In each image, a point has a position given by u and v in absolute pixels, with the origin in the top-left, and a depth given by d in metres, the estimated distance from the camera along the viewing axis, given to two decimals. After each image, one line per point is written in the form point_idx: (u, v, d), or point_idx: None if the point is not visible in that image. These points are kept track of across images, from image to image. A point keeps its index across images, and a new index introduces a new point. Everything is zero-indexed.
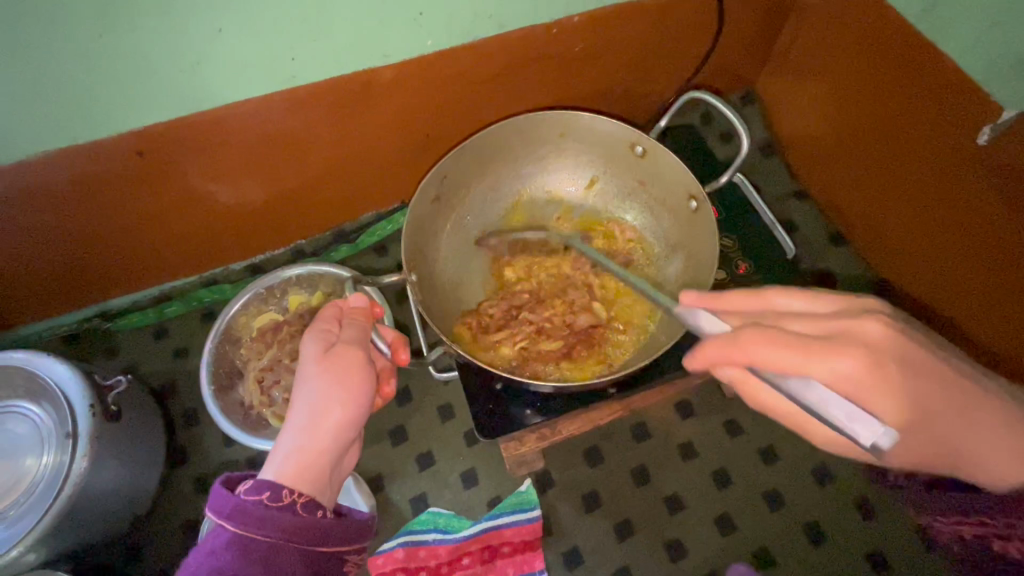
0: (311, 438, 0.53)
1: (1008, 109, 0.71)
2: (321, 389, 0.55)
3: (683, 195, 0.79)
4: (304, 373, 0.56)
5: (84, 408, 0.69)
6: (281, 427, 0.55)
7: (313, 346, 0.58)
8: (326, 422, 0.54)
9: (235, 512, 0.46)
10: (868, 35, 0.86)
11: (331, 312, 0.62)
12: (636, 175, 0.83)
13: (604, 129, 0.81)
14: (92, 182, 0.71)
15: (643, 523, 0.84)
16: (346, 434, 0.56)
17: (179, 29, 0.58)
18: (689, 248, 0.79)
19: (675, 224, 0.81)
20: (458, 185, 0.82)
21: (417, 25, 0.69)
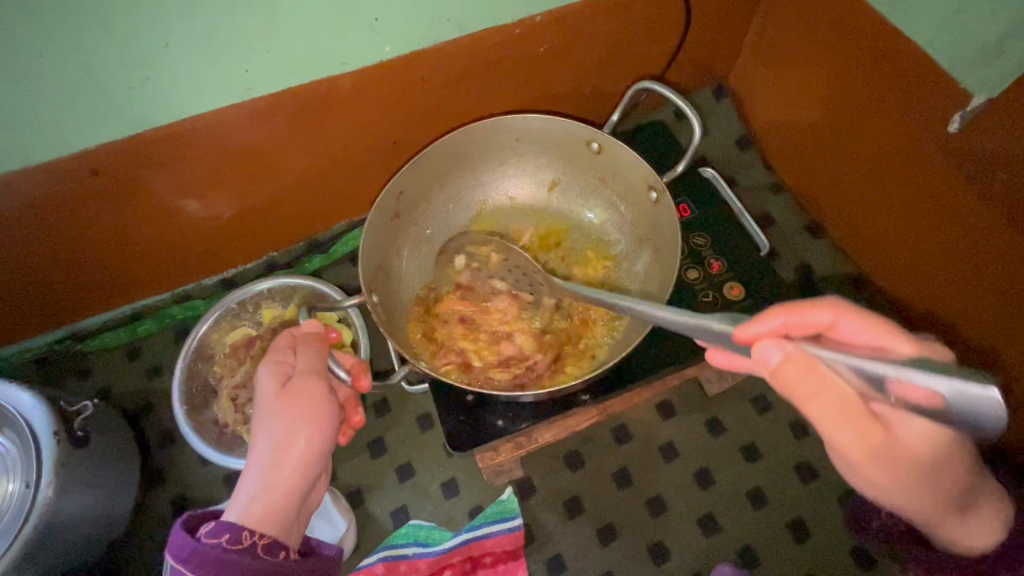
0: (275, 477, 0.54)
1: (977, 97, 0.68)
2: (284, 425, 0.55)
3: (642, 186, 0.74)
4: (265, 410, 0.56)
5: (48, 436, 0.68)
6: (244, 467, 0.55)
7: (270, 380, 0.58)
8: (290, 458, 0.55)
9: (192, 555, 0.47)
10: (839, 23, 0.80)
11: (287, 342, 0.62)
12: (596, 172, 0.79)
13: (557, 129, 0.76)
14: (53, 203, 0.71)
15: (627, 529, 0.79)
16: (312, 467, 0.56)
17: (126, 43, 0.58)
18: (655, 244, 0.75)
19: (639, 218, 0.77)
20: (418, 198, 0.78)
21: (373, 31, 0.69)
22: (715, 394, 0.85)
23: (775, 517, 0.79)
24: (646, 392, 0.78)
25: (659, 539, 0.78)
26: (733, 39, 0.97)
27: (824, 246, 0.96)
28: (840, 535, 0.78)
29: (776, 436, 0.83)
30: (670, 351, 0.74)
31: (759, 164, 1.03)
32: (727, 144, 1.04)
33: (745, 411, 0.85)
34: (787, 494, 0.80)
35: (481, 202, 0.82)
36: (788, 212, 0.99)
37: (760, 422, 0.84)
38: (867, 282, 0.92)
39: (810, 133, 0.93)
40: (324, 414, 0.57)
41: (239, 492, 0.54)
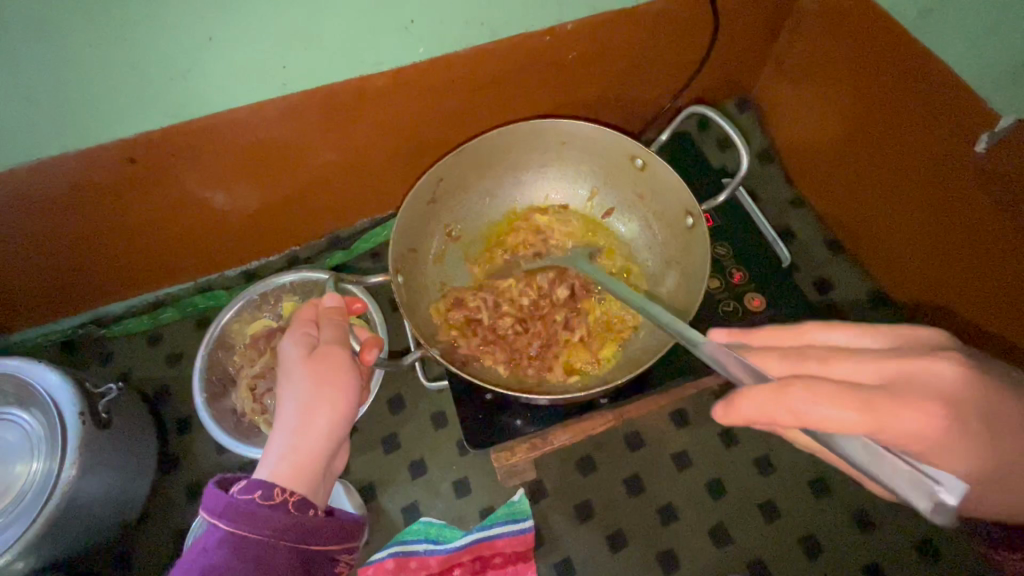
0: (302, 439, 0.55)
1: (1007, 116, 0.67)
2: (311, 389, 0.56)
3: (680, 211, 0.75)
4: (291, 374, 0.58)
5: (73, 416, 0.69)
6: (272, 430, 0.56)
7: (297, 346, 0.59)
8: (315, 420, 0.56)
9: (227, 509, 0.49)
10: (866, 39, 0.80)
11: (311, 312, 0.64)
12: (635, 188, 0.80)
13: (605, 140, 0.77)
14: (89, 188, 0.73)
15: (638, 534, 0.79)
16: (334, 430, 0.57)
17: (170, 34, 0.60)
18: (682, 269, 0.75)
19: (671, 239, 0.78)
20: (454, 191, 0.79)
21: (408, 32, 0.70)
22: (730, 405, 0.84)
23: (786, 531, 0.79)
24: (662, 399, 0.78)
25: (668, 547, 0.78)
26: (759, 54, 0.98)
27: (843, 262, 0.96)
28: (850, 553, 0.77)
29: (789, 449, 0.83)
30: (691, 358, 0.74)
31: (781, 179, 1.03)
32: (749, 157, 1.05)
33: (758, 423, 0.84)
34: (797, 507, 0.80)
35: (512, 198, 0.83)
36: (808, 227, 1.00)
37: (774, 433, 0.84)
38: (885, 299, 0.92)
39: (833, 147, 0.93)
40: (347, 380, 0.58)
41: (266, 455, 0.55)
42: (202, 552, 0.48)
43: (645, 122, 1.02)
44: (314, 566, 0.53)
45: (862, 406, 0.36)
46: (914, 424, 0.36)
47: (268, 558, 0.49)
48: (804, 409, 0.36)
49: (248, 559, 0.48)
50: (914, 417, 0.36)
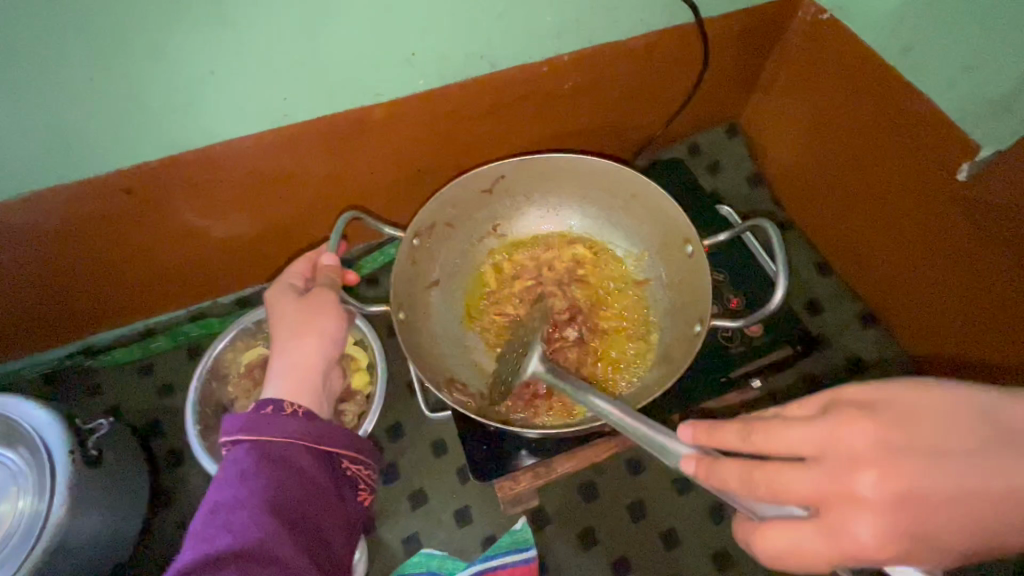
0: (303, 361, 0.61)
1: (985, 148, 0.71)
2: (304, 320, 0.63)
3: (697, 316, 0.72)
4: (288, 311, 0.63)
5: (63, 454, 0.67)
6: (274, 361, 0.62)
7: (291, 289, 0.66)
8: (311, 346, 0.62)
9: (246, 424, 0.54)
10: (848, 72, 0.84)
11: (305, 265, 0.70)
12: (673, 267, 0.79)
13: (667, 216, 0.77)
14: (84, 220, 0.72)
15: (640, 561, 0.78)
16: (331, 350, 0.64)
17: (171, 68, 0.60)
18: (669, 367, 0.72)
19: (678, 332, 0.75)
20: (513, 190, 0.82)
21: (409, 65, 0.71)
22: None
23: None
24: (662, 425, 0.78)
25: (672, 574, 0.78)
26: (747, 83, 1.01)
27: (833, 284, 0.99)
28: None
29: None
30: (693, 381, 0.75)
31: (770, 202, 1.05)
32: (739, 181, 1.07)
33: None
34: None
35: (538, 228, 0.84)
36: (798, 249, 1.02)
37: None
38: (874, 320, 0.95)
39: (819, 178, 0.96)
40: (338, 310, 0.64)
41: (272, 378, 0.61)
42: (232, 462, 0.52)
43: (637, 148, 1.04)
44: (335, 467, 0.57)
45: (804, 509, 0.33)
46: (867, 528, 0.31)
47: (292, 458, 0.53)
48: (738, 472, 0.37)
49: (275, 461, 0.52)
50: (865, 516, 0.31)
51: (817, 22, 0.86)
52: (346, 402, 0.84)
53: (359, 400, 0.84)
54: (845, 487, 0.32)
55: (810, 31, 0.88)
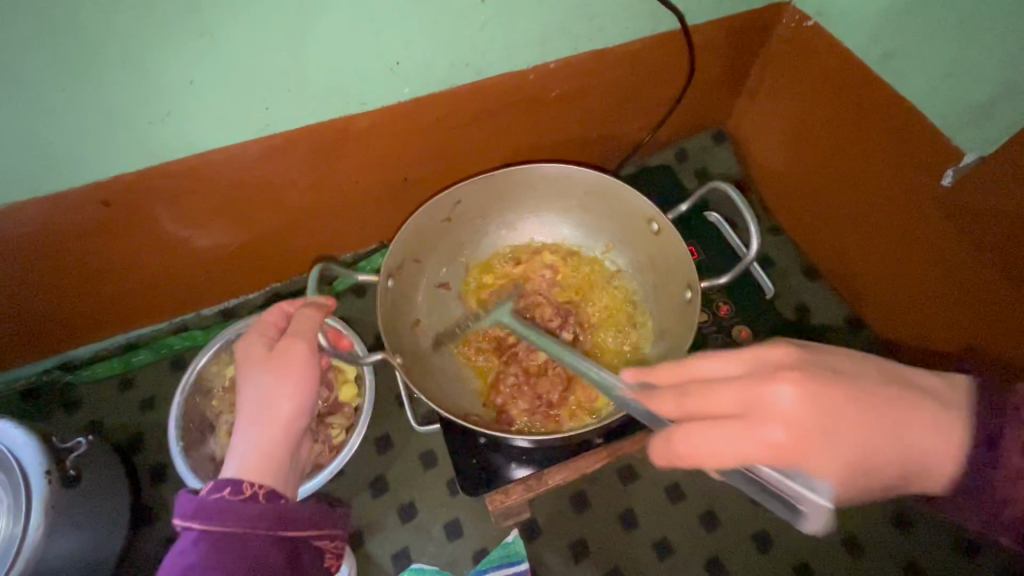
0: (267, 429, 0.56)
1: (969, 154, 0.71)
2: (269, 384, 0.57)
3: (682, 284, 0.75)
4: (250, 371, 0.58)
5: (39, 475, 0.65)
6: (235, 428, 0.57)
7: (257, 343, 0.60)
8: (275, 415, 0.57)
9: (196, 511, 0.49)
10: (833, 78, 0.84)
11: (278, 316, 0.64)
12: (647, 252, 0.81)
13: (627, 202, 0.78)
14: (60, 233, 0.70)
15: (633, 571, 0.78)
16: (299, 421, 0.58)
17: (149, 77, 0.59)
18: (671, 341, 0.75)
19: (667, 307, 0.78)
20: (473, 209, 0.81)
21: (394, 73, 0.70)
22: None
23: (780, 562, 0.79)
24: None
25: None
26: (733, 89, 1.02)
27: (820, 289, 0.99)
28: None
29: None
30: None
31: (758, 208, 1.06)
32: (726, 187, 1.07)
33: None
34: (791, 535, 0.80)
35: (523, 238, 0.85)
36: (786, 254, 1.02)
37: None
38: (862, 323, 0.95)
39: (805, 186, 0.97)
40: (304, 375, 0.59)
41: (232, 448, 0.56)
42: (181, 553, 0.49)
43: (625, 155, 1.04)
44: (294, 552, 0.54)
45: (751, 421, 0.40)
46: (778, 435, 0.39)
47: (245, 548, 0.49)
48: (691, 447, 0.41)
49: (227, 552, 0.48)
50: (778, 426, 0.39)
51: (802, 28, 0.86)
52: (333, 414, 0.83)
53: (346, 412, 0.83)
54: (763, 417, 0.39)
55: (795, 37, 0.88)
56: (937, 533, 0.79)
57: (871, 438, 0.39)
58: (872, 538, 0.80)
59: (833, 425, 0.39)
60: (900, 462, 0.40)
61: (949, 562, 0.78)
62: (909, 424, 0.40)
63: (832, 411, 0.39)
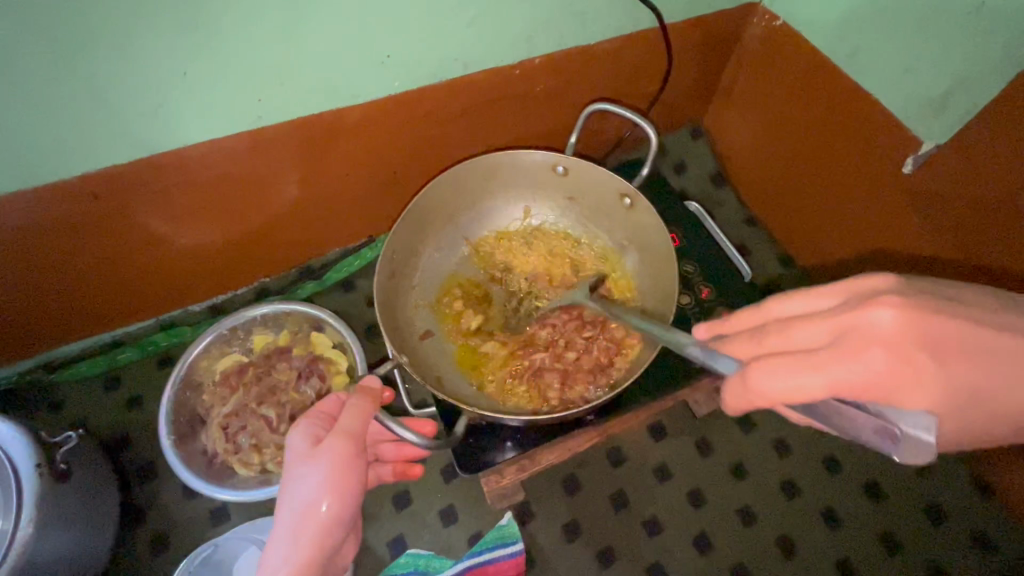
0: (300, 544, 0.54)
1: (927, 142, 0.77)
2: (312, 490, 0.55)
3: (615, 195, 0.81)
4: (296, 471, 0.57)
5: (29, 469, 0.64)
6: (271, 534, 0.55)
7: (304, 440, 0.59)
8: (311, 528, 0.54)
9: None
10: (802, 73, 0.89)
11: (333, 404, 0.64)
12: (564, 193, 0.85)
13: (524, 160, 0.83)
14: (46, 225, 0.70)
15: (625, 549, 0.80)
16: (335, 530, 0.56)
17: (143, 69, 0.60)
18: (641, 247, 0.82)
19: (617, 223, 0.83)
20: (435, 206, 0.82)
21: (385, 67, 0.72)
22: (703, 416, 0.88)
23: (763, 535, 0.82)
24: (641, 415, 0.81)
25: (655, 560, 0.80)
26: (709, 86, 1.06)
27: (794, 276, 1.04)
28: (824, 551, 0.81)
29: (760, 456, 0.87)
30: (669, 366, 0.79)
31: (734, 199, 1.10)
32: (703, 180, 1.12)
33: (730, 431, 0.88)
34: (773, 509, 0.83)
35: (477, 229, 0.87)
36: (761, 244, 1.07)
37: (745, 442, 0.88)
38: None
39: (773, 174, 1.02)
40: (350, 484, 0.56)
41: (267, 559, 0.54)
42: None
43: (607, 150, 1.07)
44: None
45: (819, 361, 0.39)
46: (881, 363, 0.38)
47: None
48: (768, 383, 0.40)
49: None
50: (879, 349, 0.38)
51: (771, 28, 0.91)
52: None
53: None
54: (864, 340, 0.38)
55: (764, 36, 0.93)
56: (908, 502, 0.84)
57: (964, 372, 0.38)
58: (848, 509, 0.84)
59: (944, 367, 0.38)
60: (1018, 409, 0.40)
61: (921, 529, 0.82)
62: (997, 360, 0.39)
63: (928, 342, 0.38)
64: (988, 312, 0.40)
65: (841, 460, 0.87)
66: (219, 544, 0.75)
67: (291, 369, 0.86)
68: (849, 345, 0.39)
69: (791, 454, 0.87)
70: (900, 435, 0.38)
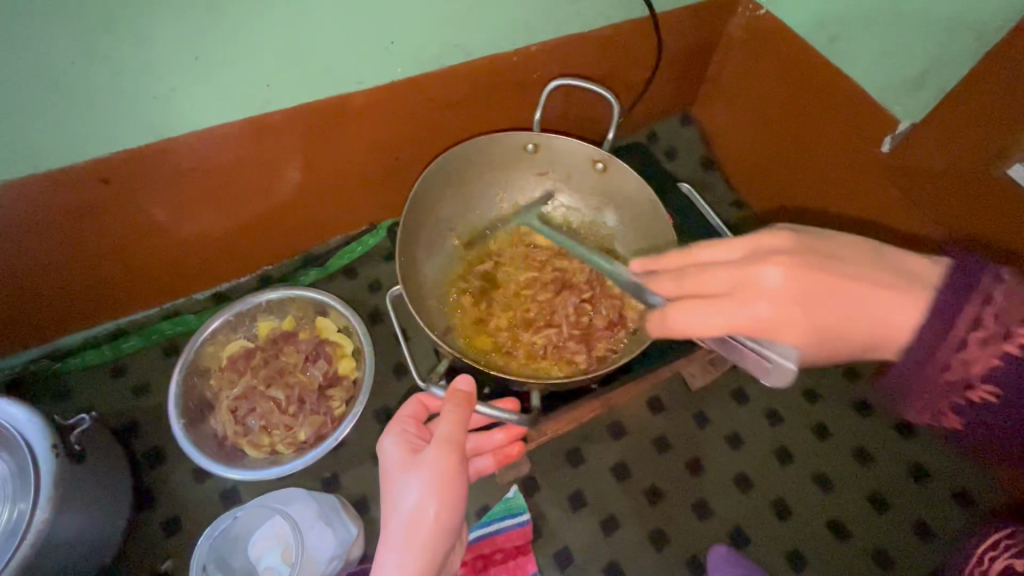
0: (411, 555, 0.55)
1: (903, 121, 0.81)
2: (417, 499, 0.56)
3: (587, 161, 0.85)
4: (398, 482, 0.58)
5: (45, 450, 0.65)
6: (382, 547, 0.56)
7: (400, 452, 0.61)
8: (420, 535, 0.55)
9: None
10: (785, 59, 0.93)
11: (416, 409, 0.67)
12: (536, 168, 0.88)
13: (495, 145, 0.84)
14: (56, 211, 0.71)
15: (628, 517, 0.83)
16: (442, 535, 0.57)
17: (155, 54, 0.61)
18: (620, 206, 0.87)
19: (592, 188, 0.88)
20: (433, 198, 0.84)
21: (388, 53, 0.74)
22: (698, 388, 0.91)
23: (759, 499, 0.86)
24: (640, 386, 0.84)
25: (657, 526, 0.83)
26: (697, 74, 1.10)
27: None
28: (816, 513, 0.85)
29: (755, 426, 0.91)
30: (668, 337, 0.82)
31: (723, 183, 1.14)
32: (694, 166, 1.16)
33: (725, 403, 0.92)
34: (767, 476, 0.87)
35: (477, 217, 0.88)
36: (750, 225, 1.11)
37: (739, 413, 0.91)
38: None
39: (758, 156, 1.06)
40: (452, 491, 0.57)
41: (381, 569, 0.55)
42: None
43: (602, 137, 1.10)
44: None
45: (734, 298, 0.45)
46: (766, 310, 0.44)
47: None
48: (695, 322, 0.45)
49: None
50: (764, 302, 0.44)
51: (756, 17, 0.95)
52: (333, 387, 0.86)
53: (345, 385, 0.86)
54: (753, 294, 0.44)
55: (750, 25, 0.97)
56: (895, 465, 0.88)
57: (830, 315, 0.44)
58: (838, 472, 0.88)
59: (805, 307, 0.43)
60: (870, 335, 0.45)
61: (907, 489, 0.87)
62: (865, 291, 0.44)
63: (821, 293, 0.43)
64: (837, 262, 0.45)
65: (830, 428, 0.91)
66: (239, 516, 0.77)
67: (298, 352, 0.88)
68: (751, 296, 0.44)
69: (783, 423, 0.91)
70: (778, 364, 0.46)
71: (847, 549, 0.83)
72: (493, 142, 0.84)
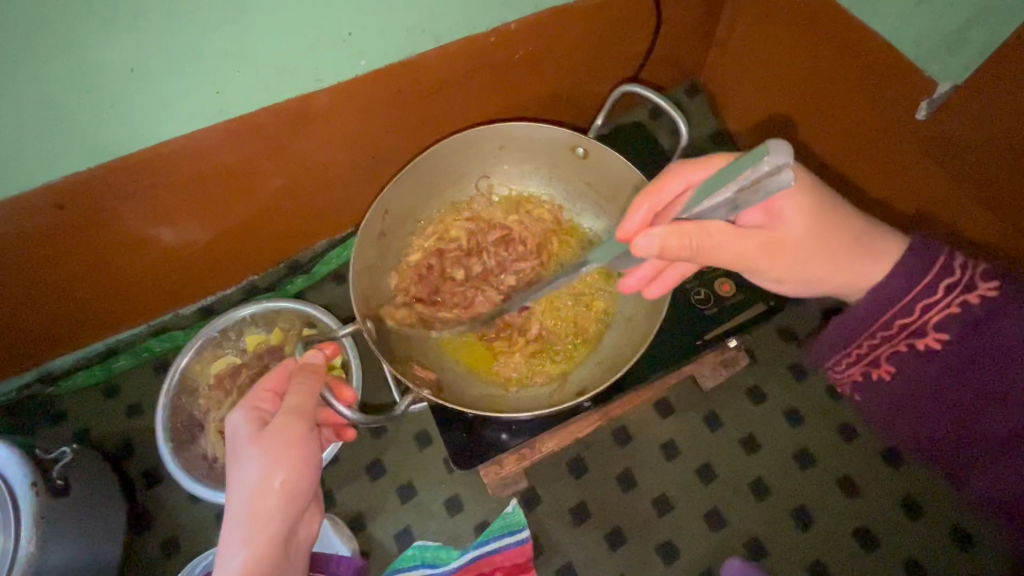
0: (256, 527, 0.50)
1: (943, 84, 0.69)
2: (262, 471, 0.52)
3: (632, 190, 0.77)
4: (242, 455, 0.53)
5: (25, 487, 0.64)
6: (224, 522, 0.52)
7: (247, 425, 0.55)
8: (266, 505, 0.51)
9: None
10: (803, 17, 0.82)
11: (278, 381, 0.60)
12: (582, 176, 0.81)
13: (543, 136, 0.78)
14: (17, 239, 0.67)
15: (634, 529, 0.79)
16: (293, 504, 0.53)
17: (86, 70, 0.56)
18: None
19: (627, 217, 0.79)
20: (433, 185, 0.80)
21: (348, 45, 0.67)
22: (711, 388, 0.85)
23: (777, 507, 0.80)
24: (643, 393, 0.79)
25: (667, 538, 0.78)
26: (703, 39, 0.99)
27: None
28: (841, 520, 0.79)
29: (773, 427, 0.84)
30: (666, 349, 0.75)
31: None
32: (702, 141, 1.06)
33: (739, 402, 0.85)
34: (786, 481, 0.81)
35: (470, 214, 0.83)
36: None
37: (756, 415, 0.84)
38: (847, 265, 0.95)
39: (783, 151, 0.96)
40: (303, 457, 0.53)
41: (222, 546, 0.51)
42: None
43: (599, 116, 1.02)
44: None
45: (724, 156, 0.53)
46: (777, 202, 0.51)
47: None
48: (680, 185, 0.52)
49: None
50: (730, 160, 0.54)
51: None
52: None
53: None
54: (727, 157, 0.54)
55: None
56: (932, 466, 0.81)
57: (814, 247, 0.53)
58: (866, 475, 0.81)
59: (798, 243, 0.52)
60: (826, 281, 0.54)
61: (940, 490, 0.79)
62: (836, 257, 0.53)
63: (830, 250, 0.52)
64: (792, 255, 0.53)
65: (857, 426, 0.83)
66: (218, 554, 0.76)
67: None
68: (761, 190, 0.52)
69: (804, 423, 0.84)
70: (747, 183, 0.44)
71: (876, 559, 0.77)
72: (530, 133, 0.78)
